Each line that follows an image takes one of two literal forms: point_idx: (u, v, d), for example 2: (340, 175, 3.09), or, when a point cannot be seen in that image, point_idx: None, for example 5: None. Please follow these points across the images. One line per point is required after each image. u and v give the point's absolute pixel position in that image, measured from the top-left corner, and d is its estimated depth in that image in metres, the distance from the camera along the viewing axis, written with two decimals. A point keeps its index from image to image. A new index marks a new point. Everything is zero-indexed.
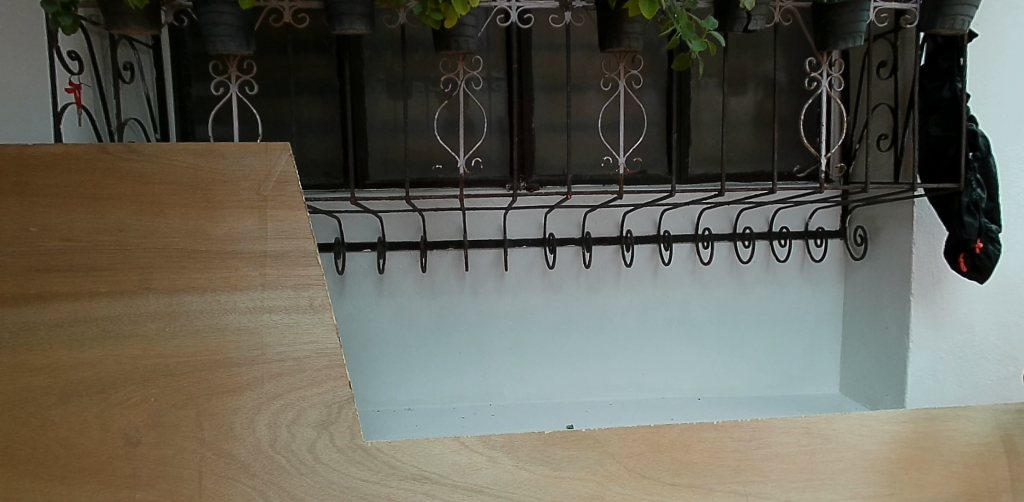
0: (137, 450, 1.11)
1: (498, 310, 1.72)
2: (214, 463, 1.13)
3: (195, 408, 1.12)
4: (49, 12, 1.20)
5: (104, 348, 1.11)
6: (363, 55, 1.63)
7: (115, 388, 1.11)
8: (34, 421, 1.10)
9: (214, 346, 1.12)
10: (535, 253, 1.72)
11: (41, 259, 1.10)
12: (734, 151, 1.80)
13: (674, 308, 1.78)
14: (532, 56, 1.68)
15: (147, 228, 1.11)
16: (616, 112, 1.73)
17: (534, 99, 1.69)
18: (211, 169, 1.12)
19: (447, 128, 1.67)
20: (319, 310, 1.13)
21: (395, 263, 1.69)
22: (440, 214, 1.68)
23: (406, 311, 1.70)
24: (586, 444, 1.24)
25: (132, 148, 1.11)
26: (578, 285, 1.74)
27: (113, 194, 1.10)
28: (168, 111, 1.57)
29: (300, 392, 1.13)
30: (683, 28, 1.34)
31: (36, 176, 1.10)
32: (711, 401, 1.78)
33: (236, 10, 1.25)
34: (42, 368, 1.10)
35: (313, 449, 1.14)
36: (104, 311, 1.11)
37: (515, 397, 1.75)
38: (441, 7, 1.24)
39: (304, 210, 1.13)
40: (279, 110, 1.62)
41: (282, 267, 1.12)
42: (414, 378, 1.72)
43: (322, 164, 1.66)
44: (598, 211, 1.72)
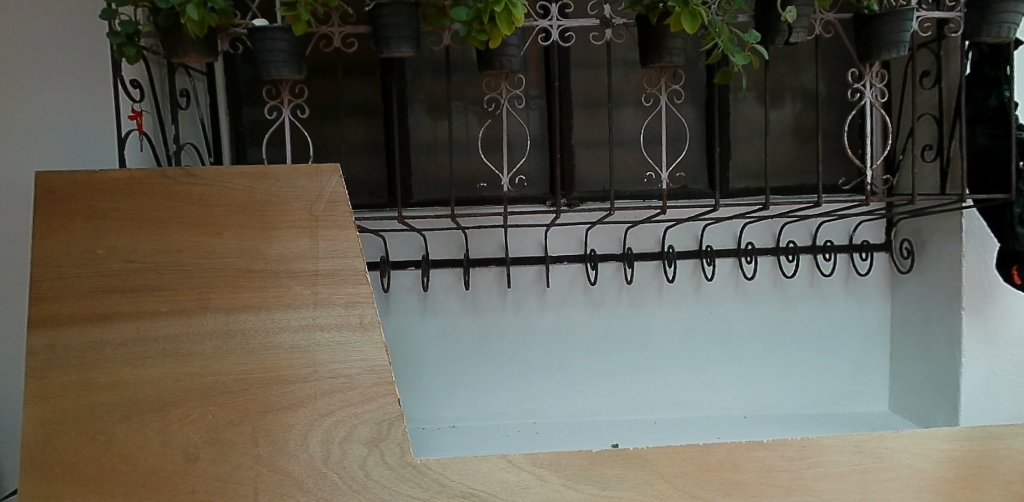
0: (195, 465, 1.12)
1: (540, 326, 1.72)
2: (269, 479, 1.13)
3: (251, 424, 1.13)
4: (115, 43, 1.24)
5: (163, 366, 1.13)
6: (406, 77, 1.66)
7: (175, 405, 1.13)
8: (99, 437, 1.12)
9: (267, 364, 1.14)
10: (576, 269, 1.72)
11: (107, 280, 1.13)
12: (776, 164, 1.78)
13: (717, 324, 1.76)
14: (571, 75, 1.70)
15: (205, 249, 1.14)
16: (657, 127, 1.73)
17: (573, 116, 1.70)
18: (265, 192, 1.16)
19: (490, 147, 1.69)
20: (369, 329, 1.15)
21: (438, 280, 1.70)
22: (484, 231, 1.70)
23: (450, 328, 1.71)
24: (635, 463, 1.23)
25: (191, 173, 1.15)
26: (620, 300, 1.74)
27: (173, 217, 1.14)
28: (221, 136, 1.61)
29: (350, 409, 1.15)
30: (725, 41, 1.37)
31: (102, 201, 1.14)
32: (757, 419, 1.75)
33: (290, 36, 1.28)
34: (107, 385, 1.12)
35: (364, 466, 1.15)
36: (163, 330, 1.14)
37: (558, 414, 1.74)
38: (486, 28, 1.24)
39: (354, 229, 1.16)
40: (327, 132, 1.66)
41: (333, 286, 1.15)
42: (458, 395, 1.72)
43: (367, 184, 1.69)
44: (639, 226, 1.72)
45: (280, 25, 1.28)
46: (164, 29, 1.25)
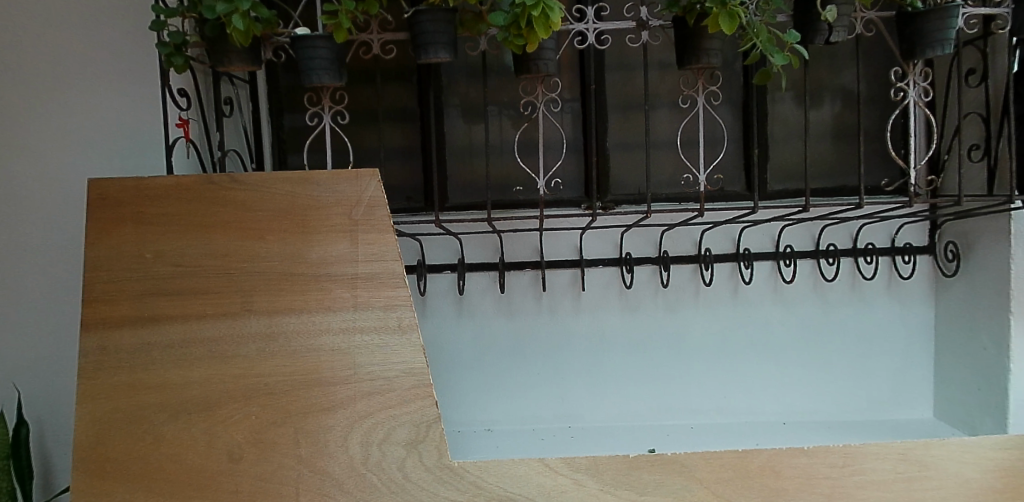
0: (238, 466, 1.14)
1: (575, 330, 1.72)
2: (311, 480, 1.14)
3: (293, 425, 1.15)
4: (163, 53, 1.27)
5: (209, 367, 1.16)
6: (442, 81, 1.68)
7: (220, 406, 1.15)
8: (147, 436, 1.15)
9: (308, 366, 1.16)
10: (611, 273, 1.72)
11: (155, 283, 1.17)
12: (816, 165, 1.75)
13: (754, 328, 1.73)
14: (606, 77, 1.69)
15: (248, 253, 1.17)
16: (693, 128, 1.71)
17: (608, 119, 1.70)
18: (307, 197, 1.18)
19: (526, 150, 1.69)
20: (407, 331, 1.16)
21: (473, 283, 1.71)
22: (519, 235, 1.70)
23: (486, 331, 1.72)
24: (673, 468, 1.22)
25: (236, 178, 1.18)
26: (656, 304, 1.72)
27: (218, 222, 1.17)
28: (262, 142, 1.64)
29: (389, 411, 1.16)
30: (764, 41, 1.35)
31: (150, 207, 1.18)
32: (797, 425, 1.72)
33: (331, 44, 1.30)
34: (154, 386, 1.15)
35: (403, 468, 1.15)
36: (209, 332, 1.16)
37: (594, 418, 1.73)
38: (523, 32, 1.25)
39: (392, 233, 1.18)
40: (365, 137, 1.68)
41: (372, 289, 1.17)
42: (493, 398, 1.73)
43: (403, 189, 1.71)
44: (675, 229, 1.70)
45: (321, 33, 1.30)
46: (210, 39, 1.28)
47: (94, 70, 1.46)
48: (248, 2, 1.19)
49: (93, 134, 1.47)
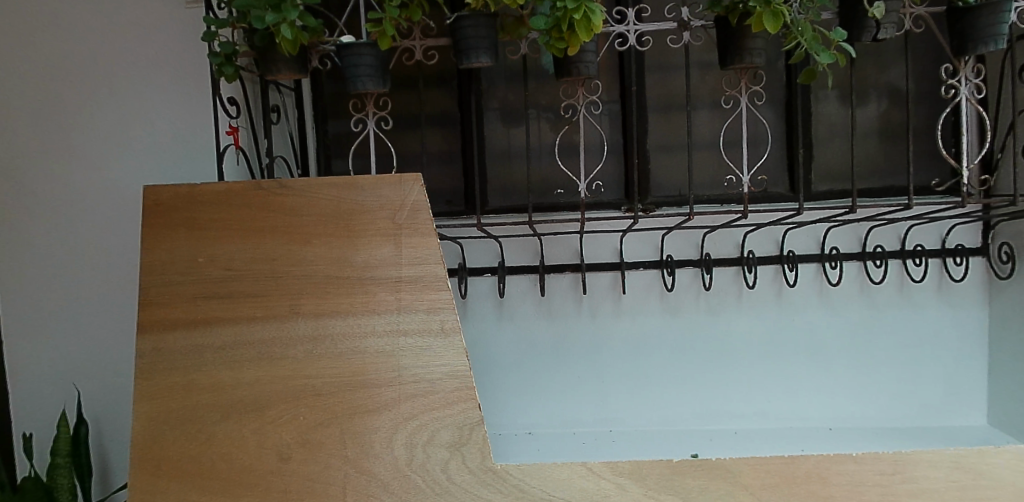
0: (287, 465, 1.16)
1: (616, 334, 1.71)
2: (357, 481, 1.16)
3: (339, 426, 1.17)
4: (214, 63, 1.30)
5: (258, 368, 1.18)
6: (482, 85, 1.69)
7: (269, 406, 1.18)
8: (200, 436, 1.18)
9: (354, 368, 1.18)
10: (652, 275, 1.70)
11: (207, 287, 1.20)
12: (863, 165, 1.71)
13: (799, 332, 1.70)
14: (646, 78, 1.68)
15: (296, 257, 1.19)
16: (736, 129, 1.69)
17: (648, 120, 1.69)
18: (351, 201, 1.20)
19: (565, 153, 1.69)
20: (450, 334, 1.18)
21: (513, 286, 1.71)
22: (559, 238, 1.70)
23: (526, 334, 1.72)
24: (718, 474, 1.21)
25: (283, 184, 1.21)
26: (698, 307, 1.70)
27: (267, 226, 1.20)
28: (308, 149, 1.68)
29: (432, 413, 1.17)
30: (809, 40, 1.33)
31: (203, 212, 1.21)
32: (844, 431, 1.68)
33: (375, 51, 1.33)
34: (207, 387, 1.18)
35: (446, 470, 1.16)
36: (258, 334, 1.19)
37: (635, 423, 1.72)
38: (564, 35, 1.26)
39: (435, 237, 1.19)
40: (407, 142, 1.70)
41: (415, 292, 1.18)
42: (534, 401, 1.73)
43: (444, 192, 1.72)
44: (717, 232, 1.68)
45: (365, 41, 1.32)
46: (259, 48, 1.31)
47: (146, 76, 1.56)
48: (295, 13, 1.22)
49: (149, 135, 1.57)
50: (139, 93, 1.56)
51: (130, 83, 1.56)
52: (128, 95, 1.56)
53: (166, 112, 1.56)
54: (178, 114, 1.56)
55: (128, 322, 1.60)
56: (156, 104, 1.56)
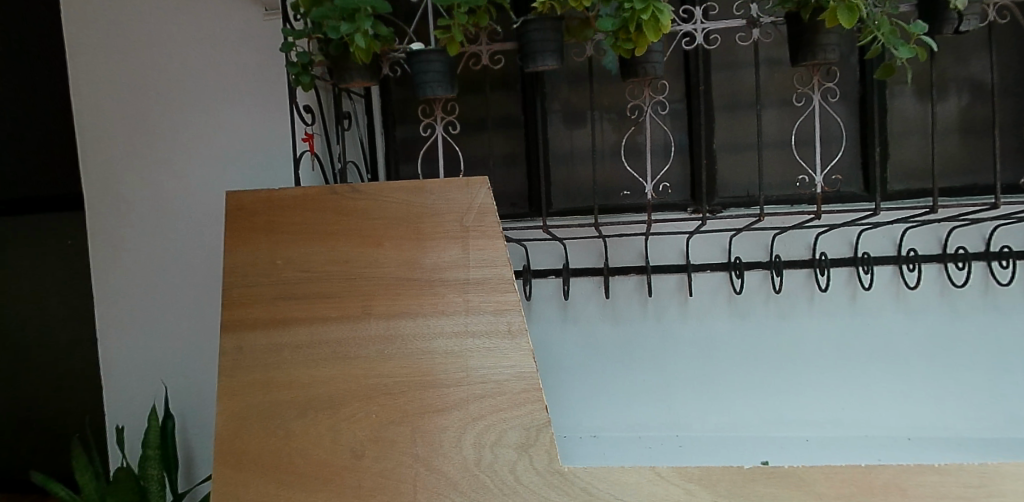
0: (361, 462, 1.19)
1: (682, 337, 1.69)
2: (427, 479, 1.18)
3: (410, 425, 1.19)
4: (292, 73, 1.35)
5: (333, 367, 1.22)
6: (546, 88, 1.69)
7: (342, 404, 1.21)
8: (279, 432, 1.22)
9: (424, 368, 1.20)
10: (720, 278, 1.67)
11: (285, 288, 1.24)
12: (943, 163, 1.64)
13: (874, 336, 1.64)
14: (712, 77, 1.66)
15: (368, 259, 1.23)
16: (808, 127, 1.65)
17: (715, 120, 1.66)
18: (420, 204, 1.23)
19: (631, 154, 1.68)
20: (517, 336, 1.19)
21: (578, 288, 1.71)
22: (624, 240, 1.69)
23: (591, 336, 1.72)
24: (790, 482, 1.18)
25: (356, 189, 1.24)
26: (767, 310, 1.66)
27: (340, 230, 1.24)
28: (377, 154, 1.72)
29: (500, 414, 1.18)
30: (887, 33, 1.29)
31: (281, 216, 1.26)
32: (924, 442, 1.61)
33: (443, 57, 1.35)
34: (285, 384, 1.23)
35: (514, 470, 1.17)
36: (332, 334, 1.23)
37: (702, 428, 1.69)
38: (632, 36, 1.25)
39: (502, 239, 1.21)
40: (473, 145, 1.73)
41: (482, 294, 1.20)
42: (598, 404, 1.72)
43: (508, 195, 1.74)
44: (788, 233, 1.64)
45: (434, 47, 1.35)
46: (334, 57, 1.35)
47: (226, 87, 1.63)
48: (370, 22, 1.26)
49: (228, 144, 1.64)
50: (219, 104, 1.64)
51: (211, 95, 1.64)
52: (210, 106, 1.64)
53: (244, 121, 1.63)
54: (254, 122, 1.63)
55: (212, 319, 1.67)
56: (234, 114, 1.63)
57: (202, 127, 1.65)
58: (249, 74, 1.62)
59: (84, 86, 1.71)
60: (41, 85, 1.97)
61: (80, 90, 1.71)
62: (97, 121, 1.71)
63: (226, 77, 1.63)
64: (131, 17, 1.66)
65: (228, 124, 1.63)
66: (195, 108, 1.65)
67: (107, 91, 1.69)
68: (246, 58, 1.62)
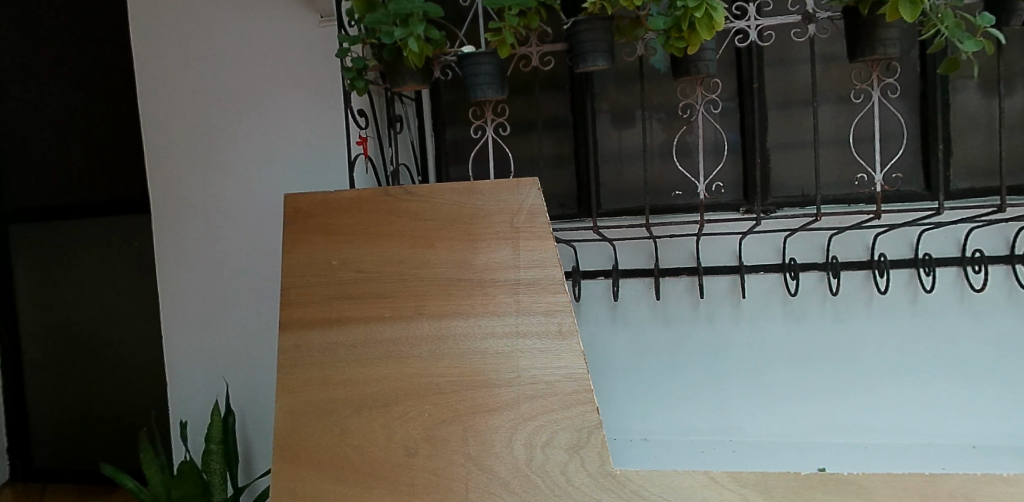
0: (414, 460, 1.21)
1: (735, 339, 1.66)
2: (478, 478, 1.19)
3: (462, 424, 1.20)
4: (347, 78, 1.38)
5: (386, 366, 1.24)
6: (595, 88, 1.68)
7: (396, 402, 1.23)
8: (335, 428, 1.24)
9: (475, 367, 1.21)
10: (774, 279, 1.64)
11: (340, 288, 1.27)
12: (1011, 160, 1.57)
13: (937, 340, 1.58)
14: (766, 75, 1.62)
15: (420, 260, 1.24)
16: (867, 124, 1.60)
17: (768, 119, 1.63)
18: (471, 206, 1.24)
19: (681, 154, 1.66)
20: (568, 337, 1.19)
21: (627, 289, 1.70)
22: (674, 241, 1.67)
23: (641, 338, 1.70)
24: (849, 490, 1.15)
25: (408, 190, 1.26)
26: (823, 313, 1.62)
27: (393, 231, 1.26)
28: (427, 156, 1.74)
29: (551, 415, 1.18)
30: (951, 26, 1.25)
31: (336, 218, 1.29)
32: (991, 451, 1.54)
33: (494, 59, 1.36)
34: (340, 382, 1.25)
35: (565, 472, 1.17)
36: (385, 334, 1.25)
37: (755, 433, 1.66)
38: (684, 34, 1.24)
39: (552, 240, 1.21)
40: (523, 146, 1.73)
41: (533, 294, 1.20)
42: (649, 407, 1.70)
43: (557, 196, 1.74)
44: (844, 233, 1.60)
45: (485, 50, 1.36)
46: (387, 62, 1.38)
47: (281, 93, 1.68)
48: (422, 26, 1.28)
49: (284, 148, 1.68)
50: (276, 110, 1.68)
51: (268, 100, 1.69)
52: (267, 111, 1.69)
53: (298, 125, 1.67)
54: (309, 126, 1.67)
55: (269, 319, 1.72)
56: (290, 119, 1.67)
57: (260, 131, 1.70)
58: (304, 79, 1.66)
59: (148, 93, 1.78)
60: (126, 97, 2.11)
61: (145, 96, 1.78)
62: (161, 127, 1.78)
63: (281, 83, 1.67)
64: (193, 27, 1.73)
65: (284, 127, 1.68)
66: (252, 113, 1.70)
67: (170, 97, 1.76)
68: (303, 64, 1.66)
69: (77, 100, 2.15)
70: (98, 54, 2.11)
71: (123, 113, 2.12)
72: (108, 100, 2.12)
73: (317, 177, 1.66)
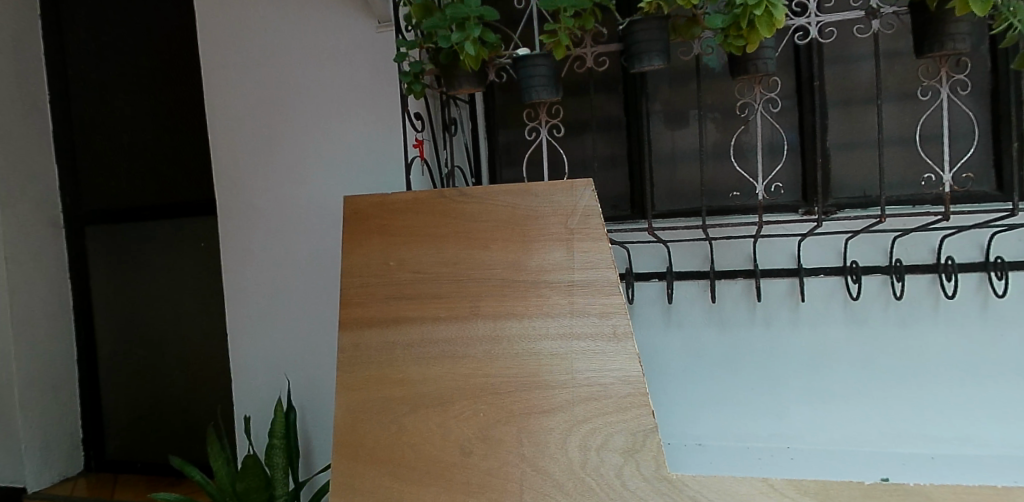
0: (469, 459, 1.22)
1: (794, 344, 1.62)
2: (532, 479, 1.19)
3: (517, 425, 1.21)
4: (405, 82, 1.41)
5: (442, 366, 1.25)
6: (650, 88, 1.67)
7: (452, 402, 1.24)
8: (392, 427, 1.26)
9: (530, 369, 1.21)
10: (834, 282, 1.59)
11: (397, 289, 1.29)
12: None
13: (1011, 348, 1.51)
14: (826, 72, 1.58)
15: (476, 261, 1.26)
16: (935, 122, 1.54)
17: (829, 117, 1.59)
18: (526, 207, 1.25)
19: (738, 154, 1.64)
20: (623, 339, 1.18)
21: (682, 291, 1.67)
22: (730, 243, 1.64)
23: (696, 341, 1.67)
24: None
25: (464, 192, 1.28)
26: (886, 317, 1.57)
27: (449, 232, 1.27)
28: (480, 158, 1.75)
29: (606, 418, 1.18)
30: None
31: (393, 219, 1.31)
32: None
33: (549, 61, 1.37)
34: (397, 381, 1.27)
35: (620, 475, 1.16)
36: (441, 334, 1.26)
37: (816, 440, 1.61)
38: (743, 32, 1.23)
39: (607, 241, 1.21)
40: (576, 148, 1.73)
41: (588, 296, 1.20)
42: (704, 412, 1.67)
43: (610, 197, 1.73)
44: (909, 235, 1.54)
45: (540, 52, 1.37)
46: (444, 65, 1.40)
47: (339, 97, 1.72)
48: (478, 29, 1.29)
49: (342, 151, 1.72)
50: (334, 114, 1.72)
51: (326, 105, 1.73)
52: (325, 116, 1.73)
53: (356, 129, 1.71)
54: (365, 130, 1.70)
55: (327, 318, 1.76)
56: (347, 123, 1.71)
57: (319, 135, 1.74)
58: (361, 83, 1.70)
59: (214, 99, 1.85)
60: (192, 103, 2.19)
61: (212, 102, 1.85)
62: (226, 131, 1.84)
63: (339, 87, 1.71)
64: (256, 34, 1.78)
65: (342, 131, 1.72)
66: (312, 118, 1.74)
67: (234, 103, 1.82)
68: (360, 69, 1.69)
69: (149, 107, 2.24)
70: (170, 63, 2.20)
71: (192, 119, 2.20)
72: (178, 107, 2.21)
73: (374, 180, 1.69)
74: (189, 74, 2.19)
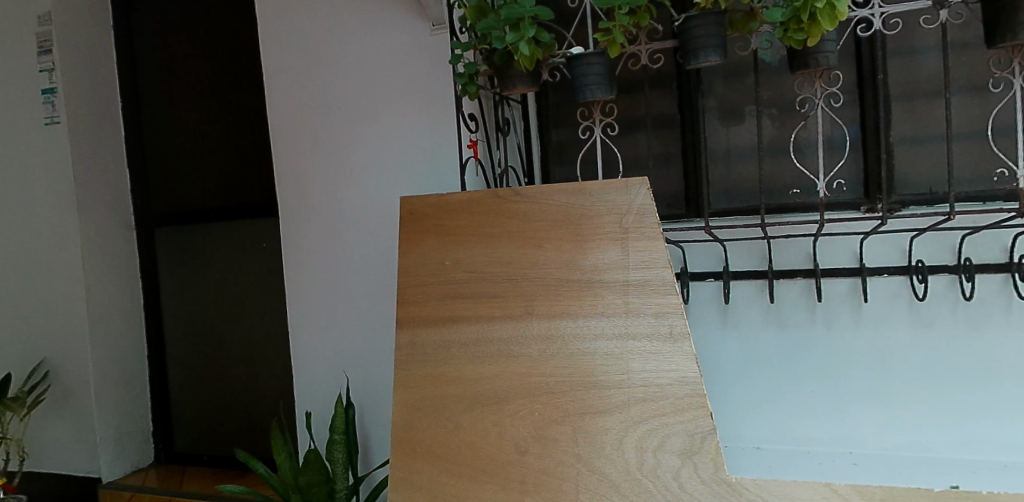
0: (524, 458, 1.22)
1: (857, 345, 1.57)
2: (588, 479, 1.19)
3: (572, 424, 1.21)
4: (460, 83, 1.42)
5: (497, 365, 1.26)
6: (705, 84, 1.64)
7: (508, 401, 1.25)
8: (448, 425, 1.28)
9: (586, 369, 1.21)
10: (899, 282, 1.54)
11: (452, 288, 1.31)
12: None
13: None
14: (891, 64, 1.53)
15: (530, 260, 1.26)
16: (1009, 114, 1.47)
17: (894, 111, 1.53)
18: (580, 206, 1.24)
19: (797, 151, 1.60)
20: (679, 339, 1.17)
21: (739, 292, 1.64)
22: (789, 242, 1.60)
23: (754, 342, 1.64)
24: None
25: (518, 192, 1.28)
26: (955, 319, 1.50)
27: (504, 232, 1.28)
28: (532, 158, 1.76)
29: (663, 419, 1.16)
30: None
31: (448, 219, 1.32)
32: None
33: (603, 59, 1.36)
34: (453, 379, 1.29)
35: (678, 477, 1.15)
36: (495, 333, 1.27)
37: (880, 446, 1.56)
38: (804, 24, 1.21)
39: (663, 240, 1.19)
40: (630, 146, 1.72)
41: (644, 295, 1.19)
42: (763, 415, 1.64)
43: (664, 196, 1.71)
44: (979, 233, 1.48)
45: (593, 51, 1.36)
46: (498, 66, 1.40)
47: (394, 99, 1.75)
48: (533, 29, 1.30)
49: (397, 153, 1.75)
50: (389, 116, 1.75)
51: (382, 107, 1.76)
52: (381, 118, 1.76)
53: (410, 131, 1.73)
54: (420, 132, 1.72)
55: (383, 317, 1.79)
56: (402, 125, 1.74)
57: (374, 137, 1.77)
58: (415, 86, 1.72)
59: (273, 104, 1.90)
60: (252, 107, 2.25)
61: (272, 106, 1.90)
62: (285, 135, 1.89)
63: (394, 90, 1.74)
64: (314, 39, 1.83)
65: (397, 133, 1.75)
66: (367, 120, 1.78)
67: (292, 107, 1.87)
68: (415, 72, 1.72)
69: (212, 112, 2.32)
70: (233, 70, 2.27)
71: (252, 123, 2.27)
72: (240, 113, 2.28)
73: (428, 181, 1.72)
74: (249, 80, 2.25)
